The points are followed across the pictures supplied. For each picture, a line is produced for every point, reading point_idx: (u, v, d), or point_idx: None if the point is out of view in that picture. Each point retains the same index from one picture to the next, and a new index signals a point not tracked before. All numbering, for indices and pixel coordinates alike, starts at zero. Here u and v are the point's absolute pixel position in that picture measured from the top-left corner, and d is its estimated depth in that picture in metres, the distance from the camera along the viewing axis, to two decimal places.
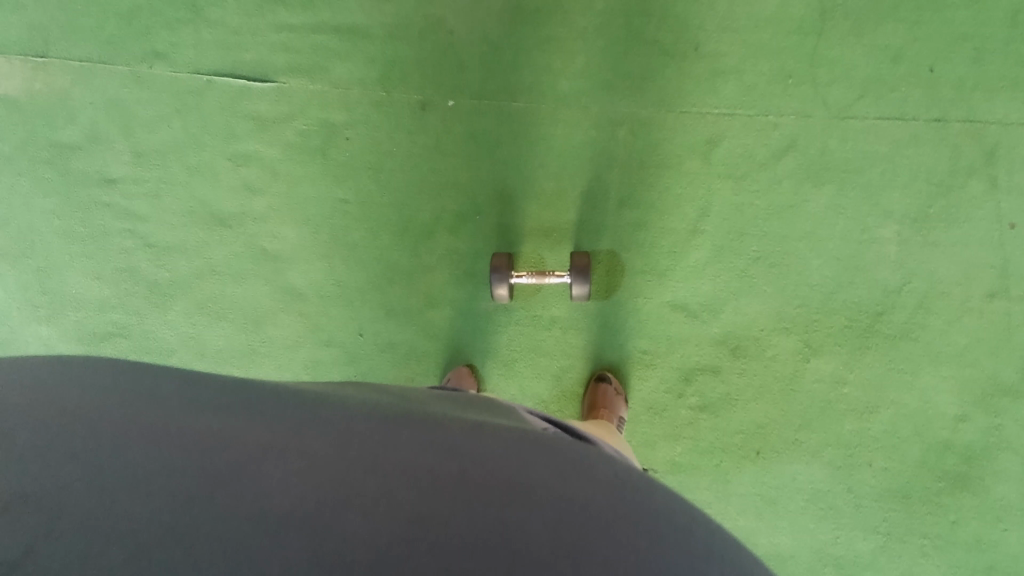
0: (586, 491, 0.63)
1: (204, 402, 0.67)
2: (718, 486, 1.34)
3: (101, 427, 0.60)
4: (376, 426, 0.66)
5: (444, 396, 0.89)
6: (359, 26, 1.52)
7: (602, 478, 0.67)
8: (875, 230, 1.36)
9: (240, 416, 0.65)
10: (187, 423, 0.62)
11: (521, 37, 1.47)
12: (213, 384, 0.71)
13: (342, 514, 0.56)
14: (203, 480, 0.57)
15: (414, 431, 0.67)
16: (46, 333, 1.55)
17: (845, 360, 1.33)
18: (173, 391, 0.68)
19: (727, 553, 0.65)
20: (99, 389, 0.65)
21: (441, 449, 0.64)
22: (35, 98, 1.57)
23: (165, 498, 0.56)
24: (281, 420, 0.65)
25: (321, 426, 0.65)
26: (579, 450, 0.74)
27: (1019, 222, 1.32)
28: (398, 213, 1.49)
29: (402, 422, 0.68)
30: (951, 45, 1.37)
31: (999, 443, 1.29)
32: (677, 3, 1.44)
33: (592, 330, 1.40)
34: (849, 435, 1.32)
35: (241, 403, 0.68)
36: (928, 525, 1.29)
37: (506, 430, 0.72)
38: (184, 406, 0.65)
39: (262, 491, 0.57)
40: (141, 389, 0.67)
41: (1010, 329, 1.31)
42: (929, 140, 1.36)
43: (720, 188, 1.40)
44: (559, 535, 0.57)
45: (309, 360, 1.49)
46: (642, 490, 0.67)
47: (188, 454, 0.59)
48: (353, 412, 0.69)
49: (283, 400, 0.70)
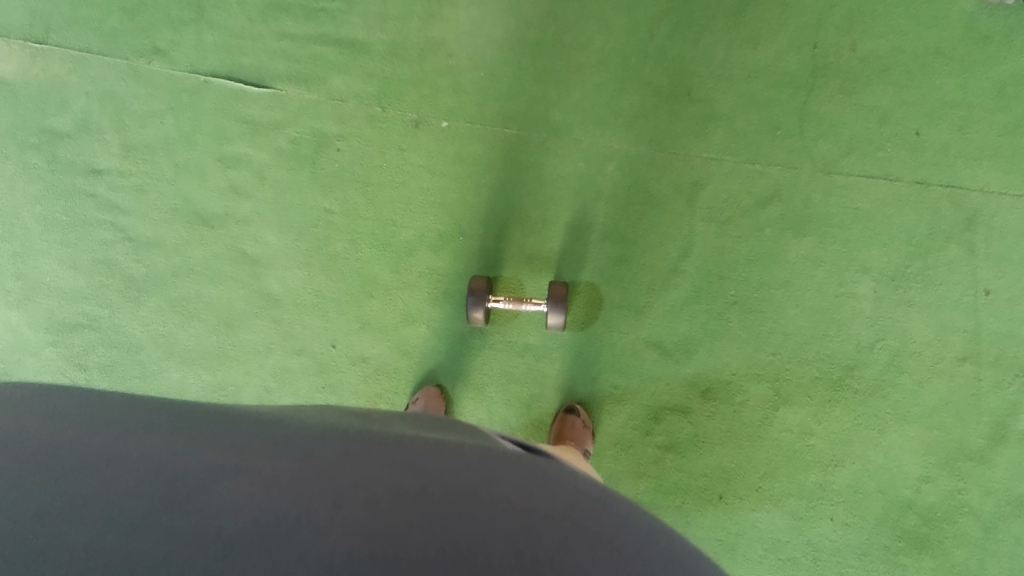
0: (547, 505, 0.62)
1: (151, 425, 0.61)
2: (678, 528, 1.31)
3: (48, 446, 0.56)
4: (332, 443, 0.63)
5: (407, 418, 0.86)
6: (360, 42, 1.54)
7: (565, 491, 0.66)
8: (852, 284, 1.37)
9: (190, 439, 0.60)
10: (139, 444, 0.58)
11: (519, 67, 1.50)
12: (168, 407, 0.66)
13: (296, 533, 0.54)
14: (148, 504, 0.54)
15: (373, 448, 0.63)
16: (15, 319, 1.52)
17: (813, 411, 1.33)
18: (123, 411, 0.63)
19: (690, 563, 0.64)
20: (48, 410, 0.60)
21: (400, 465, 0.62)
22: (31, 83, 1.57)
23: (109, 521, 0.52)
24: (233, 441, 0.61)
25: (276, 446, 0.61)
26: (545, 465, 0.73)
27: (994, 289, 1.35)
28: (383, 229, 1.49)
29: (360, 439, 0.65)
30: (937, 111, 1.41)
31: (961, 507, 1.28)
32: (674, 45, 1.47)
33: (565, 361, 1.39)
34: (813, 487, 1.30)
35: (193, 425, 0.62)
36: None
37: (469, 447, 0.69)
38: (133, 427, 0.60)
39: (211, 514, 0.54)
40: (98, 408, 0.62)
41: (979, 395, 1.32)
42: (911, 202, 1.39)
43: (702, 230, 1.41)
44: (521, 547, 0.56)
45: (278, 367, 1.47)
46: (604, 504, 0.67)
47: (135, 477, 0.55)
48: (309, 430, 0.65)
49: (236, 422, 0.64)
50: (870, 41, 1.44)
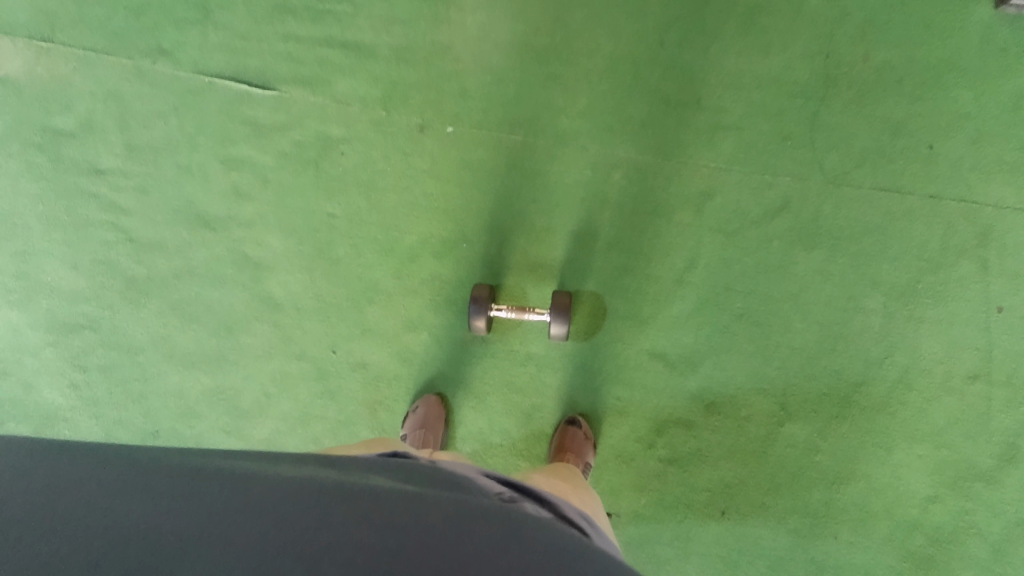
0: (522, 556, 0.59)
1: (129, 485, 0.60)
2: (679, 544, 1.29)
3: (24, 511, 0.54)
4: (305, 501, 0.61)
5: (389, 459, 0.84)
6: (366, 45, 1.53)
7: (540, 539, 0.63)
8: (860, 299, 1.35)
9: (165, 502, 0.59)
10: (112, 510, 0.57)
11: (526, 72, 1.48)
12: (144, 463, 0.65)
13: None
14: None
15: (348, 504, 0.61)
16: (14, 319, 1.51)
17: (819, 427, 1.31)
18: (101, 467, 0.62)
19: None
20: (27, 468, 0.59)
21: (370, 520, 0.60)
22: (35, 82, 1.56)
23: None
24: (207, 502, 0.59)
25: (248, 505, 0.59)
26: (528, 513, 0.70)
27: (1007, 306, 1.33)
28: (385, 234, 1.48)
29: (335, 493, 0.63)
30: (951, 124, 1.39)
31: (969, 528, 1.26)
32: (684, 53, 1.46)
33: (567, 371, 1.37)
34: (818, 505, 1.28)
35: (167, 484, 0.61)
36: None
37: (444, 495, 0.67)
38: (109, 489, 0.59)
39: None
40: (75, 464, 0.61)
41: (989, 414, 1.29)
42: (922, 216, 1.36)
43: (709, 241, 1.39)
44: None
45: (278, 372, 1.46)
46: (581, 555, 0.64)
47: (109, 548, 0.54)
48: (286, 484, 0.64)
49: (213, 475, 0.63)
50: (883, 52, 1.42)
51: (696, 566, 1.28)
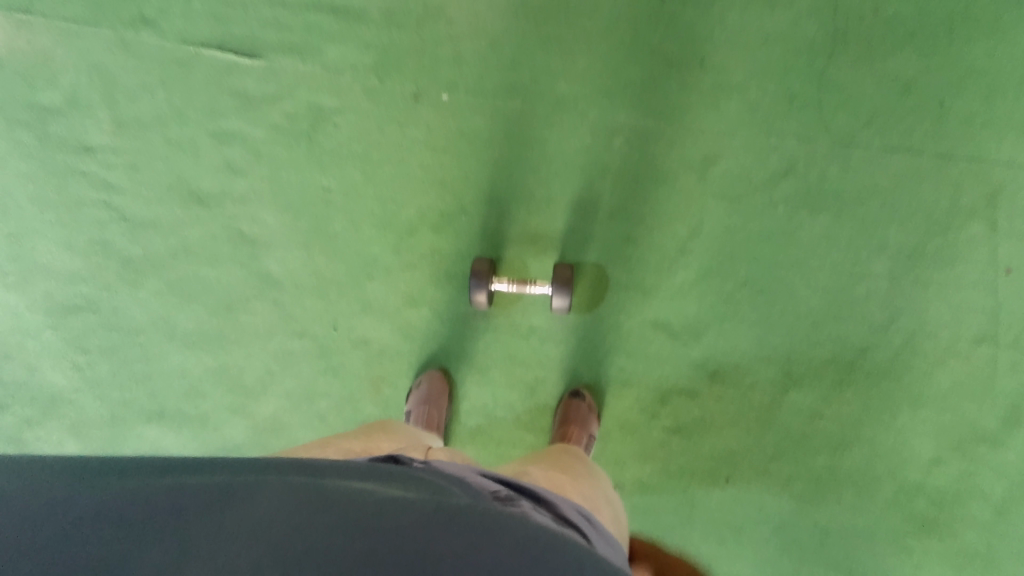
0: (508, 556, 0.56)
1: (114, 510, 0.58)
2: (684, 511, 1.30)
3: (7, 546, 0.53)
4: (285, 512, 0.58)
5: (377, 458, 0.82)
6: (355, 9, 1.46)
7: (528, 535, 0.60)
8: (867, 264, 1.33)
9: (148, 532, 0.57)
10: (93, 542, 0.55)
11: (522, 35, 1.43)
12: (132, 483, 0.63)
13: None
14: None
15: (327, 509, 0.58)
16: (13, 302, 1.50)
17: (823, 394, 1.30)
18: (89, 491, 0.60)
19: None
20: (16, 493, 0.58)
21: (349, 526, 0.57)
22: (15, 56, 1.50)
23: None
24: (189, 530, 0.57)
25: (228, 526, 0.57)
26: (520, 511, 0.68)
27: (1016, 268, 1.30)
28: (383, 208, 1.45)
29: (315, 499, 0.60)
30: (964, 79, 1.34)
31: (970, 489, 1.27)
32: (687, 10, 1.39)
33: (571, 343, 1.36)
34: (821, 470, 1.29)
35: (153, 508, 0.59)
36: (891, 564, 1.27)
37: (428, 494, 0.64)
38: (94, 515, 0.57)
39: None
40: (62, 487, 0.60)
41: (994, 377, 1.29)
42: (931, 177, 1.33)
43: (713, 207, 1.36)
44: None
45: (280, 350, 1.45)
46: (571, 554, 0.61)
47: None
48: (269, 492, 0.61)
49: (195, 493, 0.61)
50: (895, 4, 1.36)
51: (701, 532, 1.30)
